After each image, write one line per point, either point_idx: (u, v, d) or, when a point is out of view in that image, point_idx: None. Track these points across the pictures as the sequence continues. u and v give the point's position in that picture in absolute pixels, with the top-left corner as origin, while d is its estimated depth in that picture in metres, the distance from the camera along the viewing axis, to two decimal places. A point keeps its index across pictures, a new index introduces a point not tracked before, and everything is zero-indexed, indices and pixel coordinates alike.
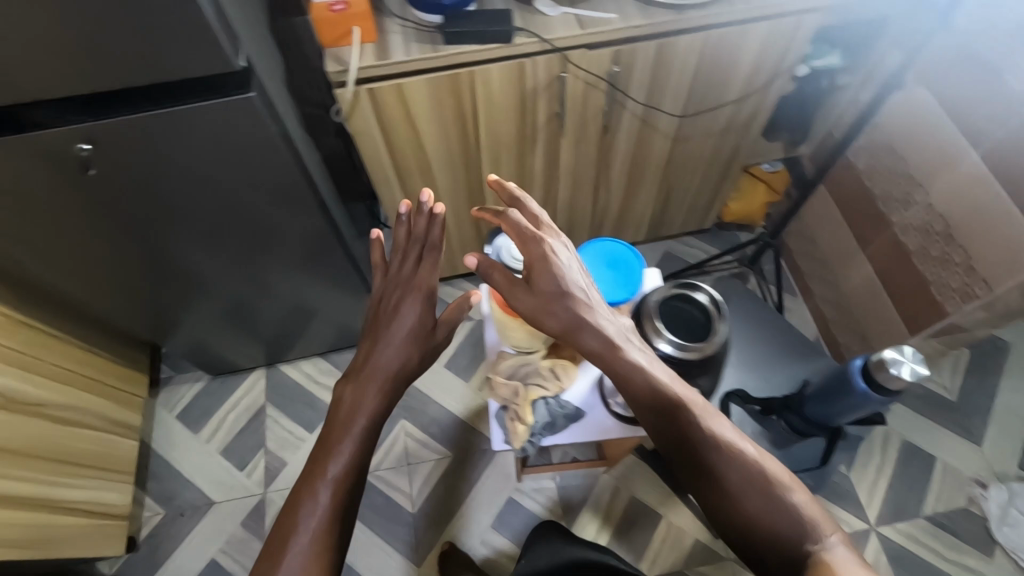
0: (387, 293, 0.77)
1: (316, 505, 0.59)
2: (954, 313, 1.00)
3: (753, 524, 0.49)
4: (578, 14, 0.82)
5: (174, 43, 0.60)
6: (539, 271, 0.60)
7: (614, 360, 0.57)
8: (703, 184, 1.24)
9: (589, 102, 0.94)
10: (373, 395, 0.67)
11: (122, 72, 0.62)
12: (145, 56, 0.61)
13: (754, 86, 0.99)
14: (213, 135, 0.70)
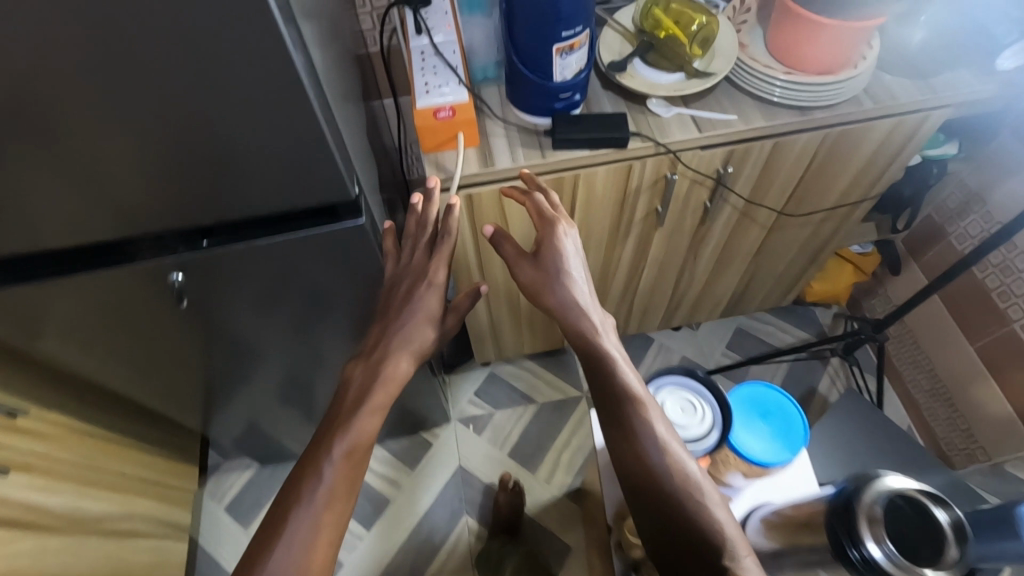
0: (398, 279, 0.65)
1: (315, 491, 0.51)
2: None
3: (683, 536, 0.48)
4: (693, 115, 0.75)
5: (288, 174, 0.55)
6: (547, 253, 0.61)
7: (590, 343, 0.57)
8: (790, 267, 1.17)
9: (691, 199, 0.88)
10: (379, 382, 0.58)
11: (228, 204, 0.57)
12: (255, 187, 0.55)
13: (864, 178, 0.93)
14: (316, 258, 0.65)
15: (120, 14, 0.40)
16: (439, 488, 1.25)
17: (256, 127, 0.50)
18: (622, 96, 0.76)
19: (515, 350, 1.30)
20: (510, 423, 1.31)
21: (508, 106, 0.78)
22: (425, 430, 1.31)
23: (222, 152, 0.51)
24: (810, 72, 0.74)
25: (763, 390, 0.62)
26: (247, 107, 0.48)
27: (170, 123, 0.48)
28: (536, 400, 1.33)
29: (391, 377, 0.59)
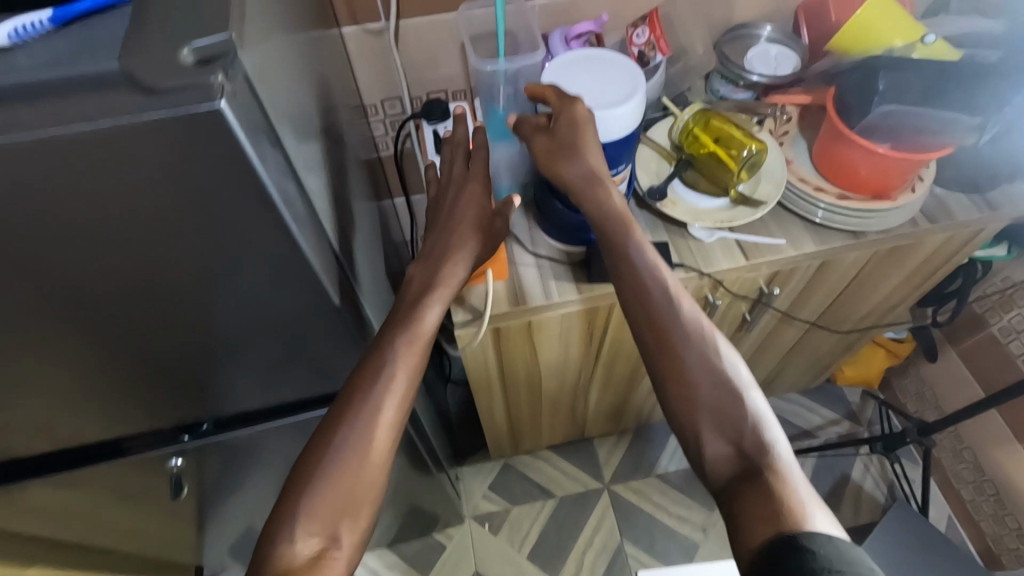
0: (440, 193, 0.61)
1: (346, 444, 0.46)
2: None
3: (725, 486, 0.45)
4: (739, 240, 0.69)
5: (299, 362, 0.48)
6: (566, 124, 0.54)
7: (623, 260, 0.54)
8: (822, 356, 1.11)
9: (729, 312, 0.81)
10: (439, 280, 0.54)
11: (230, 393, 0.49)
12: (261, 376, 0.48)
13: (910, 282, 0.86)
14: None
15: (103, 249, 0.33)
16: None
17: (271, 329, 0.43)
18: (661, 219, 0.70)
19: (532, 442, 1.22)
20: (528, 520, 1.23)
21: (536, 228, 0.72)
22: (437, 531, 1.22)
23: (229, 353, 0.44)
24: (864, 194, 0.68)
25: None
26: (254, 312, 0.41)
27: (171, 335, 0.41)
28: (554, 494, 1.25)
29: (450, 280, 0.55)
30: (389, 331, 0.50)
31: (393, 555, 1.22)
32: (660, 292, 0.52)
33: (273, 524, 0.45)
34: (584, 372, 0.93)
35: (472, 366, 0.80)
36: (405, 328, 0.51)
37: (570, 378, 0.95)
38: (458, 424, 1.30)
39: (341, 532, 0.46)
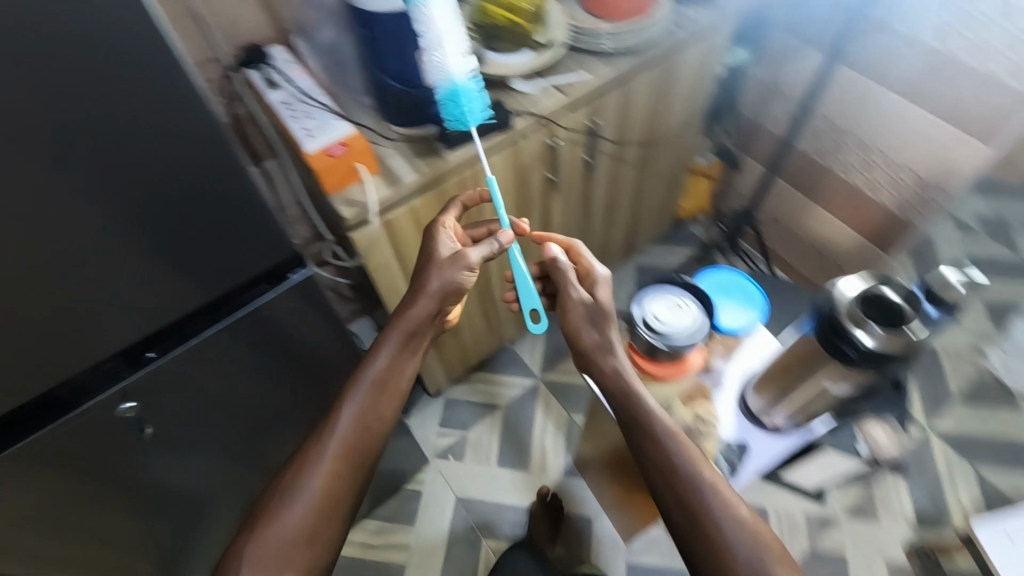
0: (420, 265, 0.71)
1: (311, 482, 0.56)
2: (921, 223, 1.11)
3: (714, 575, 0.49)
4: (554, 83, 0.83)
5: (220, 232, 0.53)
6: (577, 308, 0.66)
7: (609, 376, 0.61)
8: (660, 197, 1.32)
9: (573, 158, 0.96)
10: (390, 351, 0.65)
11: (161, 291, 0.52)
12: (187, 260, 0.52)
13: (693, 99, 1.08)
14: (271, 325, 0.67)
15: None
16: (446, 527, 1.21)
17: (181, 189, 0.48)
18: (486, 85, 0.82)
19: (460, 366, 1.30)
20: (485, 436, 1.31)
21: (385, 125, 0.79)
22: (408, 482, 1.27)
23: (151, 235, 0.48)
24: (625, 18, 0.85)
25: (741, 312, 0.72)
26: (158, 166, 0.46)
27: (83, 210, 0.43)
28: (500, 404, 1.35)
29: (411, 318, 0.66)
30: (361, 380, 0.63)
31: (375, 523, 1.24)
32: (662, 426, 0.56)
33: (255, 532, 0.54)
34: (481, 267, 1.03)
35: (379, 280, 0.85)
36: (373, 375, 0.63)
37: None
38: (390, 386, 1.38)
39: (294, 558, 0.53)
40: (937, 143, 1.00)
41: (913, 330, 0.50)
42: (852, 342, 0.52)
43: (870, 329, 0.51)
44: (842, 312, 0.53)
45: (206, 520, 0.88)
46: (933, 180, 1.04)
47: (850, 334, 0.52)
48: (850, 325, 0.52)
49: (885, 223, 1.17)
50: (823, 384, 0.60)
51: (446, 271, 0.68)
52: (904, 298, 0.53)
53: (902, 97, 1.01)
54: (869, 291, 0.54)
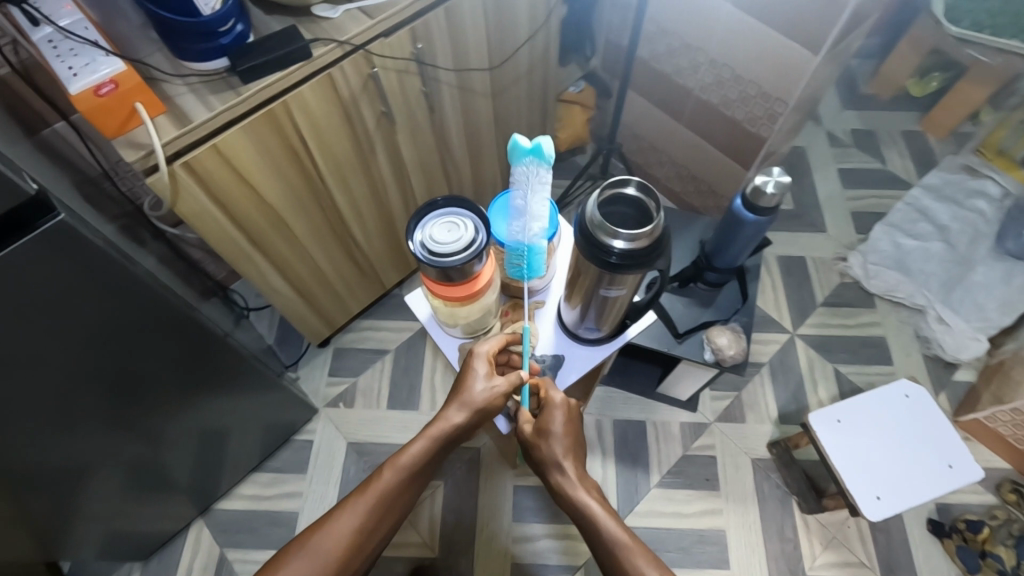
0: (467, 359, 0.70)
1: (328, 549, 0.64)
2: (770, 136, 1.14)
3: None
4: (360, 7, 0.80)
5: None
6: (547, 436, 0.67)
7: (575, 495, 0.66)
8: (531, 129, 1.30)
9: (407, 88, 0.93)
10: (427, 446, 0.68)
11: None
12: None
13: (538, 22, 1.06)
14: (52, 283, 0.62)
15: None
16: (339, 470, 1.24)
17: None
18: (290, 15, 0.79)
19: (341, 316, 1.29)
20: (376, 380, 1.33)
21: (177, 62, 0.74)
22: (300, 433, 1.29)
23: None
24: None
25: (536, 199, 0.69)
26: None
27: None
28: (389, 348, 1.36)
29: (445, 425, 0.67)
30: (397, 465, 0.68)
31: (270, 474, 1.27)
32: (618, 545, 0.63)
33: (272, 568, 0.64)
34: (330, 210, 1.00)
35: (201, 228, 0.82)
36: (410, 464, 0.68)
37: (321, 223, 1.01)
38: (276, 340, 1.37)
39: None
40: (771, 53, 1.02)
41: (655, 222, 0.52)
42: (609, 247, 0.54)
43: (619, 234, 0.53)
44: (589, 220, 0.54)
45: (66, 483, 0.86)
46: (773, 92, 1.06)
47: (602, 240, 0.54)
48: (602, 236, 0.54)
49: (740, 139, 1.19)
50: (605, 293, 0.62)
51: (472, 405, 0.67)
52: (641, 187, 0.54)
53: (736, 8, 1.01)
54: (611, 189, 0.55)
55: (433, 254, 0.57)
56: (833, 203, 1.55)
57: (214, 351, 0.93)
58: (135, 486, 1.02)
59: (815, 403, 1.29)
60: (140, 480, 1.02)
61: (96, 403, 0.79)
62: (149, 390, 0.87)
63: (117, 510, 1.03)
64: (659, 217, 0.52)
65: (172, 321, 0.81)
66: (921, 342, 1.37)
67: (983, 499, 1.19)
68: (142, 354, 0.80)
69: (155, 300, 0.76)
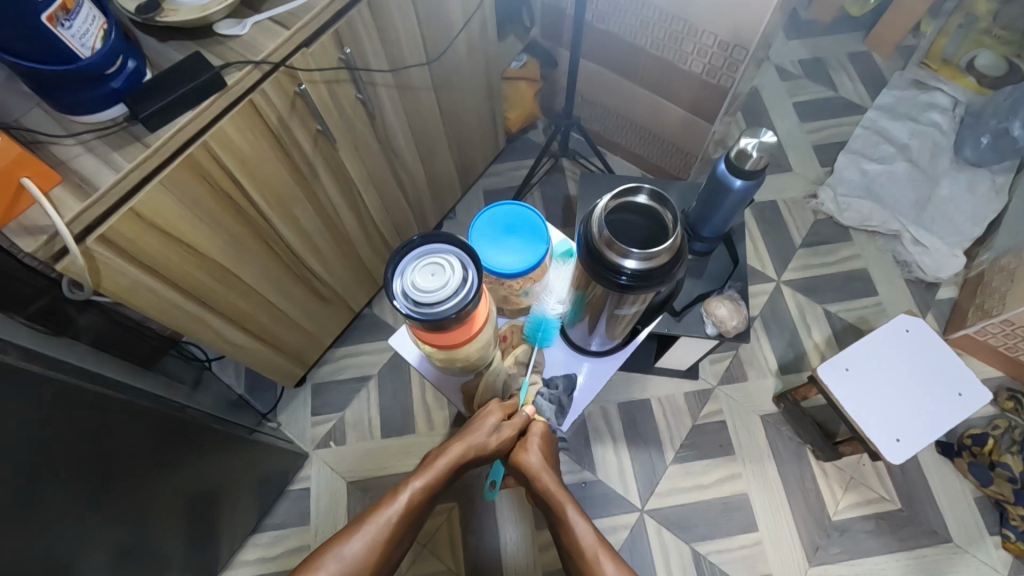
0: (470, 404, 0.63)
1: None
2: (732, 86, 1.08)
3: None
4: (270, 17, 0.69)
5: None
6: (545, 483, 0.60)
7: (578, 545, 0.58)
8: (479, 116, 1.21)
9: (341, 100, 0.82)
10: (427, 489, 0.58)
11: None
12: None
13: (472, 1, 0.95)
14: None
15: None
16: (346, 514, 1.17)
17: None
18: (189, 39, 0.68)
19: (314, 351, 1.19)
20: (364, 411, 1.24)
21: (65, 120, 0.63)
22: (294, 482, 1.20)
23: None
24: None
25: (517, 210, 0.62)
26: None
27: None
28: (371, 374, 1.27)
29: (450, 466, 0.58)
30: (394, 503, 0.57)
31: (270, 533, 1.18)
32: None
33: None
34: (281, 249, 0.90)
35: (136, 302, 0.71)
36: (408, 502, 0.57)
37: (273, 263, 0.90)
38: (247, 389, 1.26)
39: None
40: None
41: (671, 238, 0.46)
42: (619, 267, 0.47)
43: (629, 253, 0.46)
44: (594, 237, 0.47)
45: None
46: (731, 41, 1.00)
47: (610, 259, 0.47)
48: (610, 256, 0.47)
49: (700, 93, 1.13)
50: (616, 310, 0.56)
51: (484, 441, 0.59)
52: (651, 196, 0.48)
53: None
54: (618, 200, 0.49)
55: (419, 305, 0.49)
56: (794, 141, 1.52)
57: (176, 425, 0.82)
58: None
59: (811, 348, 1.28)
60: None
61: (67, 499, 0.65)
62: (125, 483, 0.75)
63: None
64: (678, 230, 0.46)
65: (119, 405, 0.70)
66: (902, 267, 1.37)
67: (983, 411, 1.22)
68: (101, 436, 0.68)
69: (92, 393, 0.65)
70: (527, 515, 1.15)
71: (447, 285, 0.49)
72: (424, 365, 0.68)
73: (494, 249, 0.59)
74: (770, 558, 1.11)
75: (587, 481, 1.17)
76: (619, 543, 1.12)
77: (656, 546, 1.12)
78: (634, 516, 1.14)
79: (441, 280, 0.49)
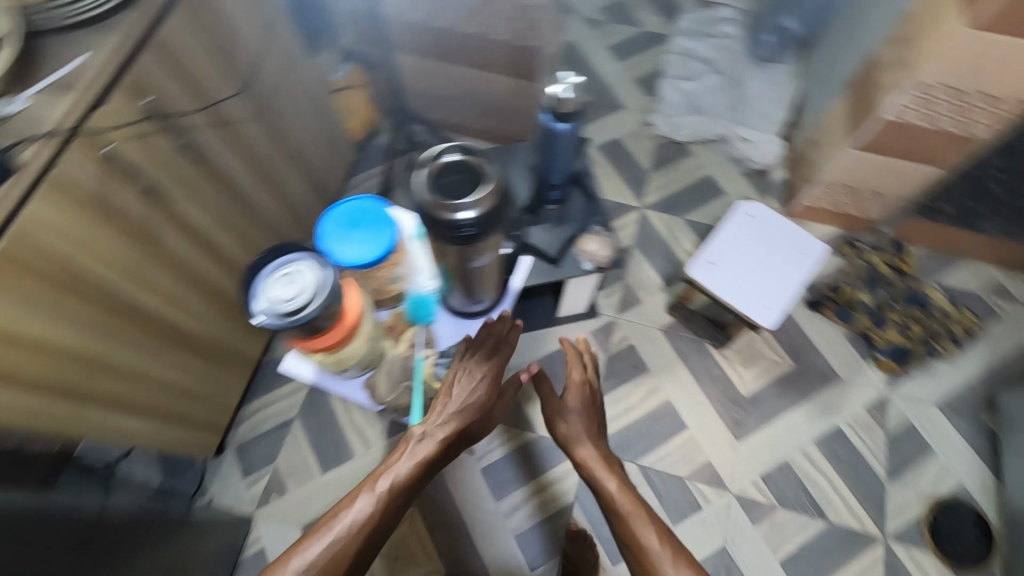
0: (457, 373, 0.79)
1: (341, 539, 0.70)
2: (541, 43, 1.16)
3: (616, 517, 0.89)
4: (49, 83, 0.67)
5: None
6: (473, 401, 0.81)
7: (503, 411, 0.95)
8: (317, 133, 1.20)
9: (160, 150, 0.80)
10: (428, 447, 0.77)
11: None
12: None
13: (263, 24, 0.96)
14: None
15: None
16: None
17: None
18: None
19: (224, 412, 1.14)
20: (296, 454, 1.21)
21: None
22: (246, 549, 1.16)
23: None
24: None
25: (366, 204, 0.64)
26: None
27: None
28: (292, 415, 1.24)
29: (444, 428, 0.78)
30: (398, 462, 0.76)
31: None
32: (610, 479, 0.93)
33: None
34: (150, 320, 0.86)
35: None
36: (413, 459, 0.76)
37: (143, 335, 0.86)
38: None
39: None
40: None
41: (488, 184, 0.51)
42: (458, 223, 0.51)
43: (461, 206, 0.50)
44: (426, 205, 0.51)
45: None
46: (524, 2, 1.07)
47: (447, 218, 0.51)
48: (445, 213, 0.51)
49: (516, 57, 1.20)
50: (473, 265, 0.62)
51: (469, 407, 0.80)
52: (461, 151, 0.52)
53: None
54: (436, 165, 0.53)
55: (285, 314, 0.50)
56: (619, 80, 1.65)
57: (88, 528, 0.76)
58: None
59: (685, 256, 1.41)
60: None
61: None
62: None
63: None
64: (492, 174, 0.51)
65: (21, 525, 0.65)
66: (737, 164, 1.53)
67: (832, 263, 1.41)
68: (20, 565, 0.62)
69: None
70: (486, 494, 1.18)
71: (307, 287, 0.51)
72: (323, 378, 0.69)
73: (350, 242, 0.61)
74: (704, 447, 1.23)
75: (530, 440, 1.23)
76: (575, 485, 1.19)
77: None
78: None
79: (299, 283, 0.51)
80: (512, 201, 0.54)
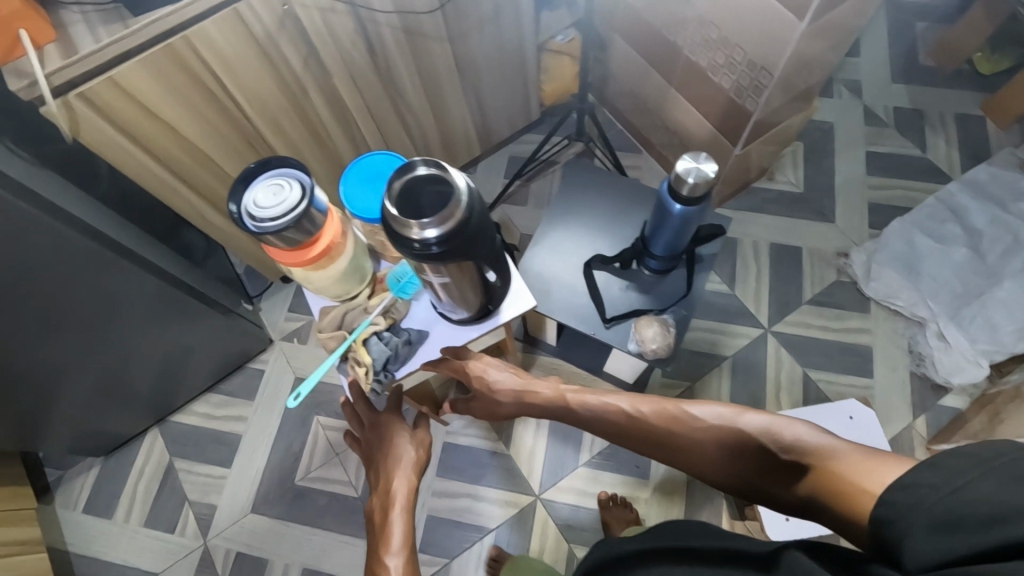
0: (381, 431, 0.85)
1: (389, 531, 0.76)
2: (756, 111, 1.03)
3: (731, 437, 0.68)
4: None
5: None
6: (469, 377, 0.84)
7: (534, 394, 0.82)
8: (506, 80, 1.22)
9: (337, 30, 0.89)
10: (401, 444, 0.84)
11: None
12: None
13: None
14: None
15: None
16: (283, 403, 1.29)
17: None
18: None
19: None
20: None
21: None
22: (253, 361, 1.33)
23: None
24: None
25: (392, 160, 0.65)
26: None
27: None
28: None
29: (402, 442, 0.84)
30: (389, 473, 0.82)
31: (220, 396, 1.32)
32: (733, 428, 0.68)
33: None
34: (261, 147, 0.99)
35: (104, 151, 0.83)
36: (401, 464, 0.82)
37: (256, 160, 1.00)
38: (245, 272, 1.38)
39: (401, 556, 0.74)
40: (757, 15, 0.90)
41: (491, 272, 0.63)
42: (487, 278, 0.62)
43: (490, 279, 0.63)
44: (387, 216, 0.49)
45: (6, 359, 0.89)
46: (759, 60, 0.95)
47: (409, 234, 0.48)
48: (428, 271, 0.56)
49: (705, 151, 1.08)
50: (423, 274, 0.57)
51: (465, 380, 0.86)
52: (430, 165, 0.51)
53: None
54: (399, 179, 0.51)
55: (253, 214, 0.55)
56: (851, 189, 1.38)
57: (126, 269, 0.94)
58: (96, 377, 1.07)
59: (773, 407, 1.21)
60: (98, 373, 1.06)
61: None
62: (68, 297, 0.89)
63: (79, 401, 1.09)
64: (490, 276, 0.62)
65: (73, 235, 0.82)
66: (913, 359, 1.23)
67: None
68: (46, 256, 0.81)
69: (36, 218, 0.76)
70: (446, 474, 1.20)
71: (294, 174, 0.57)
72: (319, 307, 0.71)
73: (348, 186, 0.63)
74: None
75: (499, 453, 1.21)
76: (504, 518, 1.16)
77: (536, 532, 1.15)
78: (527, 500, 1.17)
79: (294, 169, 0.57)
80: (486, 240, 0.53)
